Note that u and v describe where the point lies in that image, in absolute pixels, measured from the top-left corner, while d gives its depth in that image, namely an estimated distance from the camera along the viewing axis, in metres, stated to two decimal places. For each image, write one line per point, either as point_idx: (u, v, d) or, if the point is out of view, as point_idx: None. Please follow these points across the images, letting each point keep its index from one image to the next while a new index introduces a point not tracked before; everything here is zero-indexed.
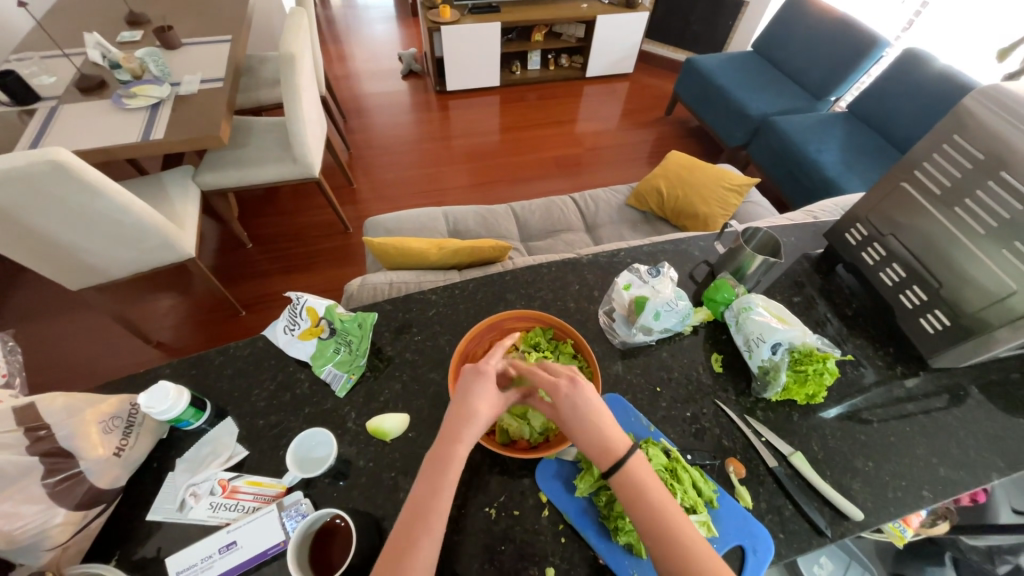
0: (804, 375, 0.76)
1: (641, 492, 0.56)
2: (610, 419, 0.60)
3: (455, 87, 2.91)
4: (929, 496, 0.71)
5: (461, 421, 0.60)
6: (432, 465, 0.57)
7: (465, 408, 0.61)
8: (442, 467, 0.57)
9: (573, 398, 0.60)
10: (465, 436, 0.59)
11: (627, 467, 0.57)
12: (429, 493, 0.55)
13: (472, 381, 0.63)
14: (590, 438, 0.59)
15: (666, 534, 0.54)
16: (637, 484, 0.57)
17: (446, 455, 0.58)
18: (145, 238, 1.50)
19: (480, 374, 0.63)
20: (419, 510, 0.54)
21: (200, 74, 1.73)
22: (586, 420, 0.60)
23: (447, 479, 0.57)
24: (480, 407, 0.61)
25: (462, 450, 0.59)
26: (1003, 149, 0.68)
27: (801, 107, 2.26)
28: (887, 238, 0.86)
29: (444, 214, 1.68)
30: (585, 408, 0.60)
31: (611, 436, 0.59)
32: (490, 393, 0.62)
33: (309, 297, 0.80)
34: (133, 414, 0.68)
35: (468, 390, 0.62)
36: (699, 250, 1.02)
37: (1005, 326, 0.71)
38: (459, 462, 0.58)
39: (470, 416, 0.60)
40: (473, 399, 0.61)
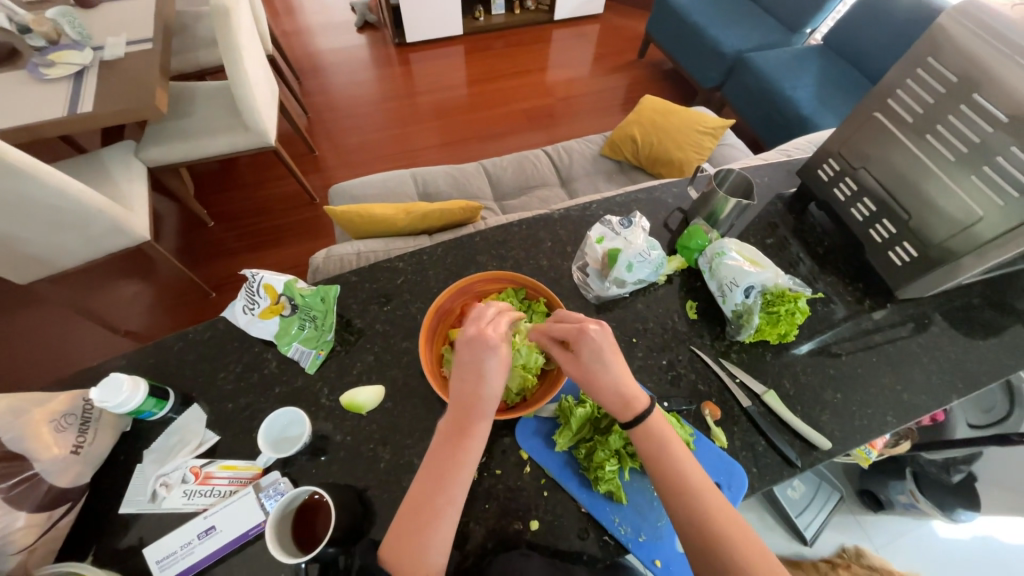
0: (776, 316, 0.77)
1: (656, 443, 0.58)
2: (621, 366, 0.60)
3: (415, 38, 2.70)
4: (893, 421, 0.74)
5: (478, 398, 0.58)
6: (448, 441, 0.58)
7: (481, 384, 0.58)
8: (462, 444, 0.57)
9: (601, 342, 0.60)
10: (480, 415, 0.58)
11: (649, 420, 0.59)
12: (445, 469, 0.56)
13: (479, 352, 0.58)
14: (610, 390, 0.60)
15: (673, 479, 0.56)
16: (656, 439, 0.58)
17: (465, 433, 0.58)
18: (91, 223, 1.39)
19: (489, 347, 0.58)
20: (438, 482, 0.56)
21: (125, 35, 1.54)
22: (609, 372, 0.60)
23: (467, 456, 0.57)
24: (493, 379, 0.58)
25: (484, 425, 0.59)
26: (977, 70, 0.66)
27: (776, 41, 2.18)
28: (858, 171, 0.85)
29: (413, 176, 1.60)
30: (608, 352, 0.60)
31: (631, 389, 0.60)
32: (502, 363, 0.58)
33: (265, 274, 0.76)
34: (88, 409, 0.65)
35: (479, 364, 0.58)
36: (672, 196, 0.99)
37: (970, 254, 0.72)
38: (480, 438, 0.58)
39: (486, 392, 0.58)
40: (487, 373, 0.58)
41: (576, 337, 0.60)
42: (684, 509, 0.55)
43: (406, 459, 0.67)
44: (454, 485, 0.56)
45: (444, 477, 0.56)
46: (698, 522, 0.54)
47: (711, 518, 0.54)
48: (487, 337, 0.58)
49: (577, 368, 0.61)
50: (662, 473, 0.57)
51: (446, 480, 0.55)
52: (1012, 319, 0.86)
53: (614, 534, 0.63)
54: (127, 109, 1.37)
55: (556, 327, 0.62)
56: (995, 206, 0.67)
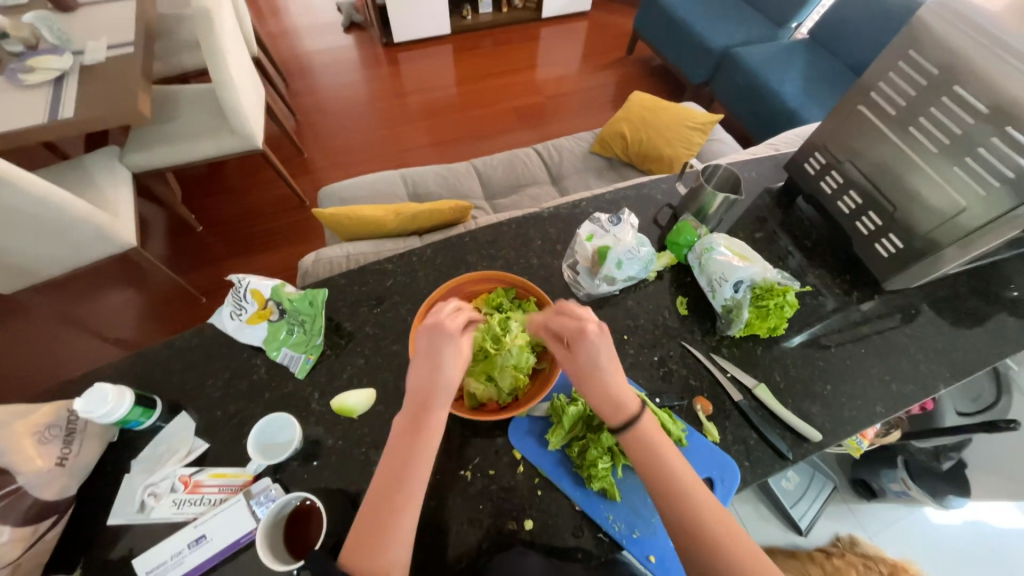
0: (766, 310, 0.77)
1: (643, 441, 0.58)
2: (616, 372, 0.60)
3: (403, 37, 2.68)
4: (882, 411, 0.74)
5: (433, 389, 0.59)
6: (405, 435, 0.57)
7: (437, 374, 0.59)
8: (417, 436, 0.57)
9: (597, 346, 0.59)
10: (435, 407, 0.58)
11: (638, 424, 0.59)
12: (403, 462, 0.56)
13: (433, 343, 0.59)
14: (601, 394, 0.59)
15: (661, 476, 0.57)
16: (643, 440, 0.58)
17: (421, 425, 0.57)
18: (75, 230, 1.37)
19: (446, 336, 0.59)
20: (396, 475, 0.55)
21: (106, 39, 1.52)
22: (603, 377, 0.59)
23: (422, 448, 0.57)
24: (450, 369, 0.59)
25: (440, 417, 0.59)
26: (957, 61, 0.66)
27: (763, 36, 2.19)
28: (843, 165, 0.85)
29: (403, 177, 1.59)
30: (605, 356, 0.59)
31: (622, 394, 0.59)
32: (458, 352, 0.60)
33: (252, 278, 0.74)
34: (73, 420, 0.63)
35: (438, 354, 0.59)
36: (661, 192, 0.99)
37: (954, 244, 0.73)
38: (436, 429, 0.58)
39: (442, 381, 0.59)
40: (444, 363, 0.59)
41: (577, 338, 0.59)
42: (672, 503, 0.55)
43: None
44: (413, 478, 0.55)
45: (403, 471, 0.55)
46: (687, 518, 0.54)
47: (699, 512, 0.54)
48: (446, 327, 0.59)
49: (576, 369, 0.61)
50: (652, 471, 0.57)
51: (405, 473, 0.55)
52: (997, 307, 0.87)
53: (609, 532, 0.63)
54: (109, 115, 1.35)
55: (558, 326, 0.61)
56: (977, 197, 0.68)
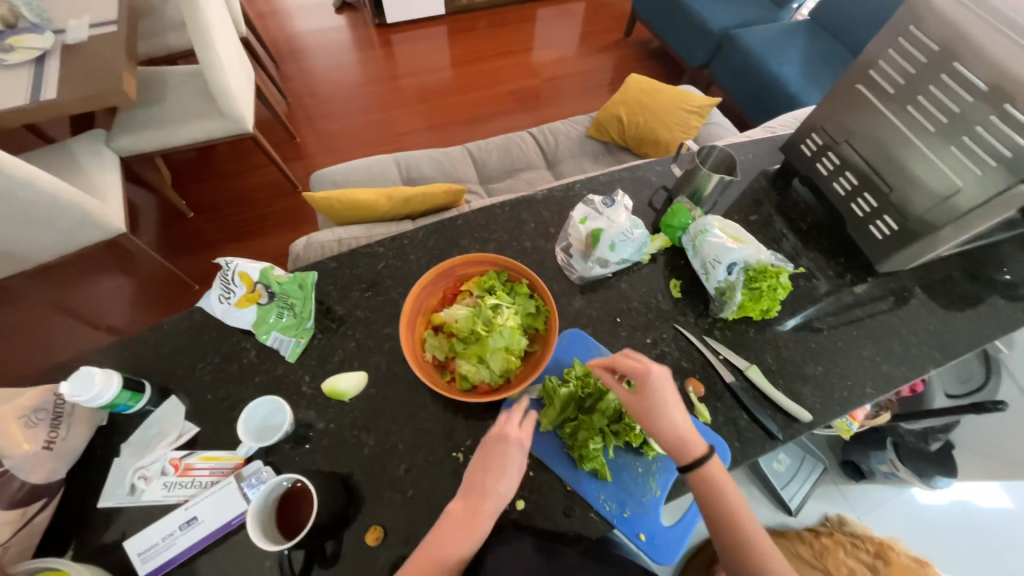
0: (759, 292, 0.77)
1: (708, 478, 0.59)
2: (682, 416, 0.61)
3: (396, 18, 2.62)
4: (872, 392, 0.75)
5: (488, 494, 0.58)
6: (451, 526, 0.56)
7: (497, 482, 0.59)
8: (459, 532, 0.56)
9: (662, 386, 0.61)
10: (484, 511, 0.57)
11: (707, 463, 0.60)
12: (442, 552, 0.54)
13: (498, 452, 0.60)
14: (668, 432, 0.60)
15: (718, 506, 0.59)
16: (711, 477, 0.59)
17: (466, 521, 0.57)
18: (63, 215, 1.34)
19: (511, 447, 0.60)
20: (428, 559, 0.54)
21: (87, 17, 1.46)
22: (670, 416, 0.60)
23: (459, 544, 0.55)
24: (504, 480, 0.59)
25: (485, 523, 0.57)
26: (958, 38, 0.64)
27: (763, 17, 2.15)
28: (841, 146, 0.84)
29: (396, 161, 1.57)
30: (670, 399, 0.61)
31: (685, 434, 0.60)
32: (519, 466, 0.60)
33: (239, 261, 0.73)
34: (59, 404, 0.63)
35: (500, 460, 0.60)
36: (656, 174, 0.98)
37: (948, 226, 0.72)
38: (479, 531, 0.57)
39: (497, 490, 0.59)
40: (505, 470, 0.59)
41: (651, 377, 0.61)
42: (723, 526, 0.59)
43: (390, 444, 0.67)
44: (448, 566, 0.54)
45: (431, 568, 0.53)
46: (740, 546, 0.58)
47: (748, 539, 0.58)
48: (516, 438, 0.61)
49: (639, 405, 0.61)
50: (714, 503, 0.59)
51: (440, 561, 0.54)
52: (991, 291, 0.87)
53: (600, 511, 0.64)
54: (92, 95, 1.31)
55: (632, 365, 0.62)
56: (973, 176, 0.67)
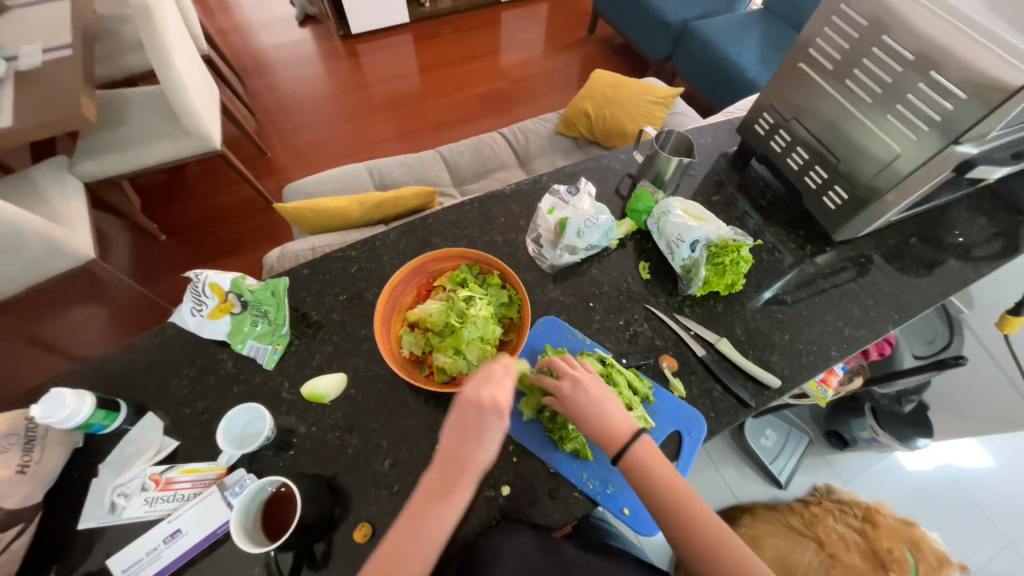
0: (722, 266, 0.80)
1: (642, 467, 0.60)
2: (614, 401, 0.63)
3: (360, 29, 2.62)
4: (836, 355, 0.79)
5: (466, 463, 0.56)
6: (427, 498, 0.56)
7: (476, 449, 0.56)
8: (439, 504, 0.55)
9: (575, 398, 0.63)
10: (462, 481, 0.56)
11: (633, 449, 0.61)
12: (420, 528, 0.54)
13: (477, 421, 0.57)
14: (594, 434, 0.62)
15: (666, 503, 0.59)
16: (639, 461, 0.60)
17: (445, 495, 0.56)
18: (27, 245, 1.31)
19: (489, 414, 0.57)
20: (406, 537, 0.54)
21: (39, 42, 1.43)
22: (589, 418, 0.62)
23: (439, 518, 0.55)
24: (485, 451, 0.57)
25: (467, 490, 0.57)
26: (884, 12, 0.68)
27: (719, 8, 2.22)
28: (790, 122, 0.87)
29: (368, 168, 1.57)
30: (598, 392, 0.63)
31: (614, 420, 0.62)
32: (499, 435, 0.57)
33: (208, 272, 0.72)
34: (32, 428, 0.62)
35: (479, 427, 0.57)
36: (620, 163, 1.00)
37: (892, 190, 0.77)
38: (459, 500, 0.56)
39: (476, 458, 0.57)
40: (485, 439, 0.56)
41: (571, 381, 0.64)
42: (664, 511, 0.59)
43: (374, 442, 0.68)
44: (427, 544, 0.54)
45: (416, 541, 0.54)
46: (697, 540, 0.58)
47: (691, 518, 0.59)
48: (497, 405, 0.57)
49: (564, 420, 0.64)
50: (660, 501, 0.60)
51: (419, 539, 0.54)
52: (944, 253, 0.92)
53: (583, 490, 0.65)
54: (51, 121, 1.29)
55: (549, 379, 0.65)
56: (910, 141, 0.71)
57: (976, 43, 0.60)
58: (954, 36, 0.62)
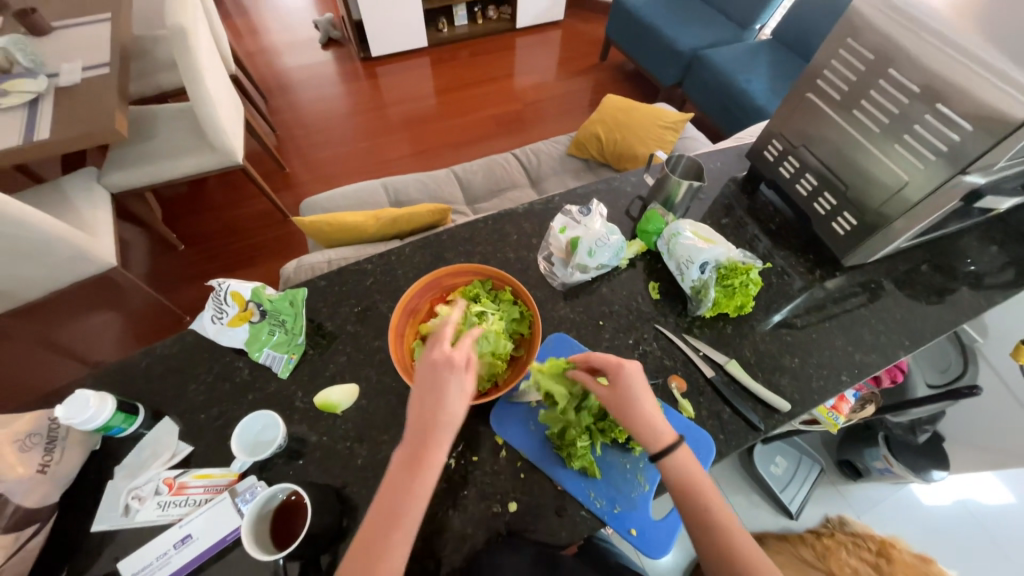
0: (732, 289, 0.81)
1: (682, 469, 0.60)
2: (652, 404, 0.62)
3: (380, 52, 2.72)
4: (847, 380, 0.78)
5: (435, 423, 0.56)
6: (401, 471, 0.55)
7: (440, 408, 0.56)
8: (416, 473, 0.54)
9: (631, 378, 0.63)
10: (431, 443, 0.55)
11: (675, 452, 0.60)
12: (398, 501, 0.54)
13: (444, 379, 0.57)
14: (643, 423, 0.61)
15: (701, 514, 0.58)
16: (678, 465, 0.60)
17: (418, 461, 0.55)
18: (53, 251, 1.36)
19: (450, 369, 0.58)
20: (390, 510, 0.53)
21: (79, 60, 1.51)
22: (642, 408, 0.61)
23: (419, 486, 0.54)
24: (454, 408, 0.57)
25: (437, 454, 0.55)
26: (890, 46, 0.71)
27: (729, 38, 2.28)
28: (799, 150, 0.89)
29: (384, 185, 1.61)
30: (641, 388, 0.62)
31: (658, 421, 0.61)
32: (464, 389, 0.58)
33: (231, 281, 0.75)
34: (54, 428, 0.64)
35: (438, 386, 0.57)
36: (631, 185, 1.03)
37: (901, 218, 0.78)
38: (435, 467, 0.55)
39: (445, 416, 0.56)
40: (447, 395, 0.57)
41: (615, 369, 0.63)
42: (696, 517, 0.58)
43: (383, 454, 0.68)
44: (406, 519, 0.53)
45: (395, 515, 0.53)
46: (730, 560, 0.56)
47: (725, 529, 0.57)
48: (453, 359, 0.58)
49: (615, 400, 0.62)
50: (694, 511, 0.59)
51: (400, 511, 0.53)
52: (956, 281, 0.92)
53: (591, 508, 0.65)
54: (85, 134, 1.35)
55: (597, 360, 0.65)
56: (918, 170, 0.72)
57: (981, 77, 0.62)
58: (958, 71, 0.64)
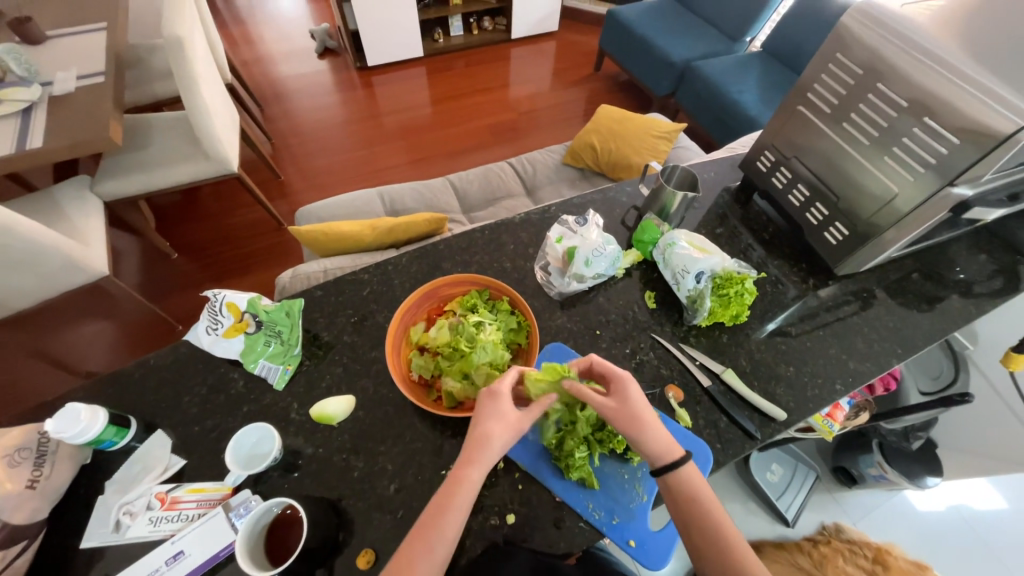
0: (727, 298, 0.81)
1: (687, 482, 0.60)
2: (654, 415, 0.62)
3: (376, 61, 2.74)
4: (842, 388, 0.79)
5: (475, 445, 0.59)
6: (442, 492, 0.57)
7: (479, 430, 0.60)
8: (453, 489, 0.57)
9: (633, 391, 0.63)
10: (468, 461, 0.58)
11: (681, 468, 0.60)
12: (432, 518, 0.55)
13: (489, 407, 0.61)
14: (648, 438, 0.61)
15: (704, 524, 0.59)
16: (684, 479, 0.60)
17: (455, 477, 0.57)
18: (45, 260, 1.34)
19: (496, 400, 0.61)
20: (426, 526, 0.55)
21: (74, 69, 1.51)
22: (645, 424, 0.61)
23: (455, 502, 0.56)
24: (495, 430, 0.59)
25: (474, 472, 0.57)
26: (878, 61, 0.72)
27: (720, 50, 2.32)
28: (791, 161, 0.91)
29: (380, 194, 1.61)
30: (639, 400, 0.62)
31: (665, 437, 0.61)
32: (508, 417, 0.60)
33: (226, 291, 0.74)
34: (44, 443, 0.63)
35: (483, 413, 0.61)
36: (626, 195, 1.04)
37: (892, 228, 0.79)
38: (471, 486, 0.57)
39: (484, 439, 0.59)
40: (488, 420, 0.60)
41: (617, 377, 0.64)
42: (699, 529, 0.59)
43: (379, 465, 0.68)
44: (439, 535, 0.54)
45: (430, 531, 0.55)
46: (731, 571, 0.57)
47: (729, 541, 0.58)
48: (501, 391, 0.62)
49: (621, 414, 0.61)
50: (698, 524, 0.59)
51: (429, 526, 0.55)
52: (946, 289, 0.93)
53: (589, 520, 0.65)
54: (80, 143, 1.35)
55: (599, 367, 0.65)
56: (907, 182, 0.74)
57: (966, 91, 0.64)
58: (943, 85, 0.66)
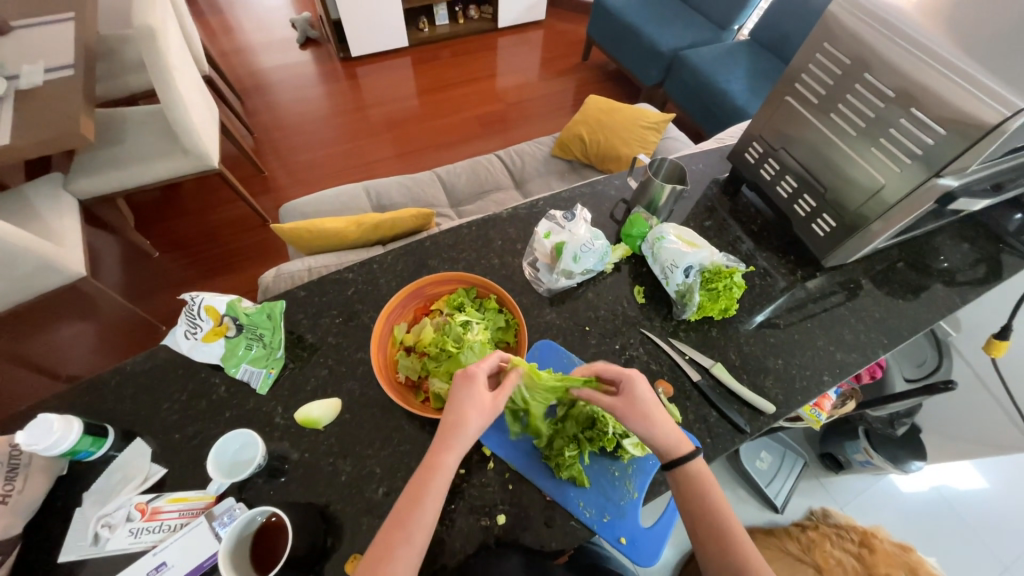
0: (716, 292, 0.80)
1: (695, 475, 0.60)
2: (662, 415, 0.61)
3: (360, 51, 2.67)
4: (829, 380, 0.79)
5: (449, 427, 0.57)
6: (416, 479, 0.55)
7: (454, 413, 0.58)
8: (427, 476, 0.55)
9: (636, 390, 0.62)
10: (444, 446, 0.56)
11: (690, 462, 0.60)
12: (406, 505, 0.54)
13: (465, 390, 0.59)
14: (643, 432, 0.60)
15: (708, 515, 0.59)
16: (692, 472, 0.60)
17: (431, 462, 0.56)
18: (19, 262, 1.30)
19: (470, 382, 0.60)
20: (402, 514, 0.54)
21: (41, 61, 1.45)
22: (652, 418, 0.61)
23: (429, 490, 0.55)
24: (470, 416, 0.58)
25: (447, 457, 0.56)
26: (865, 50, 0.72)
27: (708, 38, 2.30)
28: (778, 152, 0.90)
29: (366, 189, 1.58)
30: (649, 399, 0.61)
31: (665, 432, 0.61)
32: (482, 402, 0.59)
33: (205, 294, 0.71)
34: (15, 455, 0.61)
35: (457, 398, 0.59)
36: (615, 188, 1.03)
37: (879, 220, 0.79)
38: (446, 471, 0.56)
39: (459, 424, 0.57)
40: (460, 405, 0.59)
41: (624, 378, 0.62)
42: (704, 522, 0.59)
43: (367, 469, 0.66)
44: (416, 528, 0.53)
45: (406, 522, 0.53)
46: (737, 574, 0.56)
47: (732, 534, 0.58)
48: (472, 372, 0.61)
49: (628, 411, 0.61)
50: (702, 517, 0.59)
51: (403, 516, 0.53)
52: (931, 278, 0.94)
53: (581, 518, 0.65)
54: (50, 139, 1.29)
55: (606, 368, 0.64)
56: (894, 174, 0.74)
57: (953, 82, 0.63)
58: (930, 75, 0.65)
